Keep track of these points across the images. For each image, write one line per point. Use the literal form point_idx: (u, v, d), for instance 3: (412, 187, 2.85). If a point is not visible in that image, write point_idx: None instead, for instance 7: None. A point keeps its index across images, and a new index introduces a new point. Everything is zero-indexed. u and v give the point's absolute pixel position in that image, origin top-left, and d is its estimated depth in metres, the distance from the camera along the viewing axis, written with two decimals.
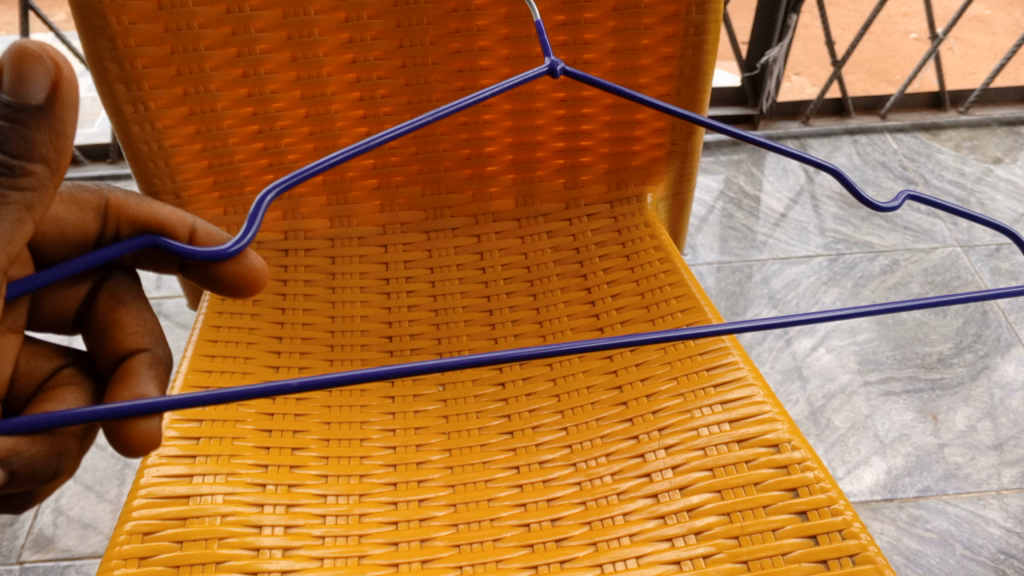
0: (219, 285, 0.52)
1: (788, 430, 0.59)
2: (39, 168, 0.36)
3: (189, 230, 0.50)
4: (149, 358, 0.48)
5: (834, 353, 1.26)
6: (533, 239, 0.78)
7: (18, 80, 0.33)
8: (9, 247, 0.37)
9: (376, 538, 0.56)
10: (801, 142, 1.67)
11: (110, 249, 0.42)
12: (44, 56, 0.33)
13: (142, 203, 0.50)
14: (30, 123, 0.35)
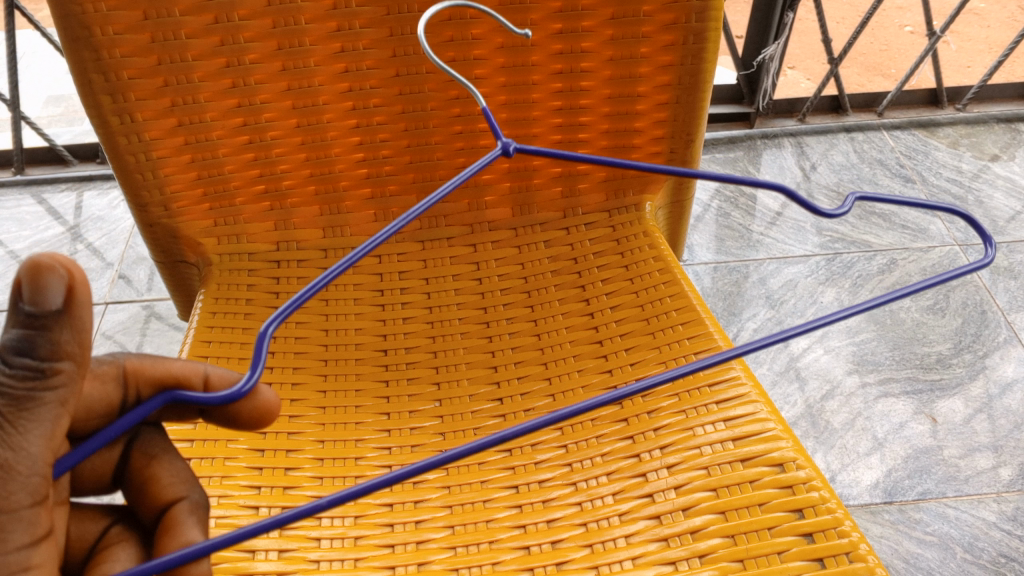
0: (235, 424, 0.48)
1: (793, 449, 0.58)
2: (66, 369, 0.35)
3: (203, 378, 0.48)
4: (189, 508, 0.45)
5: (832, 353, 1.25)
6: (530, 248, 0.76)
7: (35, 291, 0.33)
8: (51, 444, 0.36)
9: (373, 562, 0.55)
10: (797, 140, 1.66)
11: (132, 416, 0.41)
12: (56, 264, 0.33)
13: (156, 362, 0.47)
14: (51, 327, 0.34)
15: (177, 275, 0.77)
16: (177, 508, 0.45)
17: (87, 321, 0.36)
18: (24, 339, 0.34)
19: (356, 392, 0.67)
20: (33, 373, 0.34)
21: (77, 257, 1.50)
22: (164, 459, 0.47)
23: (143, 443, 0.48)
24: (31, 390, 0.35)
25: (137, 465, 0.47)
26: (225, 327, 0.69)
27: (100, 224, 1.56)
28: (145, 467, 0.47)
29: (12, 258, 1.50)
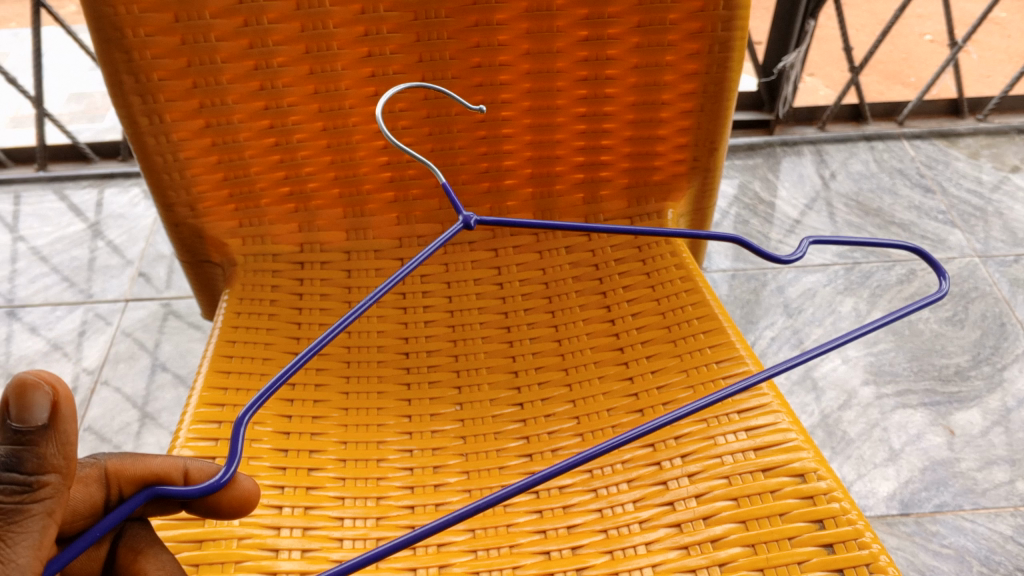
0: (219, 513, 0.46)
1: (814, 459, 0.58)
2: (53, 481, 0.34)
3: (183, 474, 0.44)
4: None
5: (849, 363, 1.25)
6: (551, 254, 0.76)
7: (21, 407, 0.33)
8: (38, 557, 0.35)
9: (395, 563, 0.55)
10: (817, 148, 1.66)
11: (109, 520, 0.38)
12: (43, 381, 0.33)
13: (136, 460, 0.43)
14: (38, 440, 0.34)
15: (202, 275, 0.78)
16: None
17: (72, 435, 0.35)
18: (10, 453, 0.33)
19: (378, 393, 0.67)
20: (20, 485, 0.34)
21: (98, 255, 1.51)
22: (149, 552, 0.43)
23: (127, 539, 0.44)
24: (16, 505, 0.34)
25: (121, 562, 0.43)
26: (250, 326, 0.69)
27: (121, 222, 1.58)
28: (130, 564, 0.43)
29: (34, 254, 1.52)
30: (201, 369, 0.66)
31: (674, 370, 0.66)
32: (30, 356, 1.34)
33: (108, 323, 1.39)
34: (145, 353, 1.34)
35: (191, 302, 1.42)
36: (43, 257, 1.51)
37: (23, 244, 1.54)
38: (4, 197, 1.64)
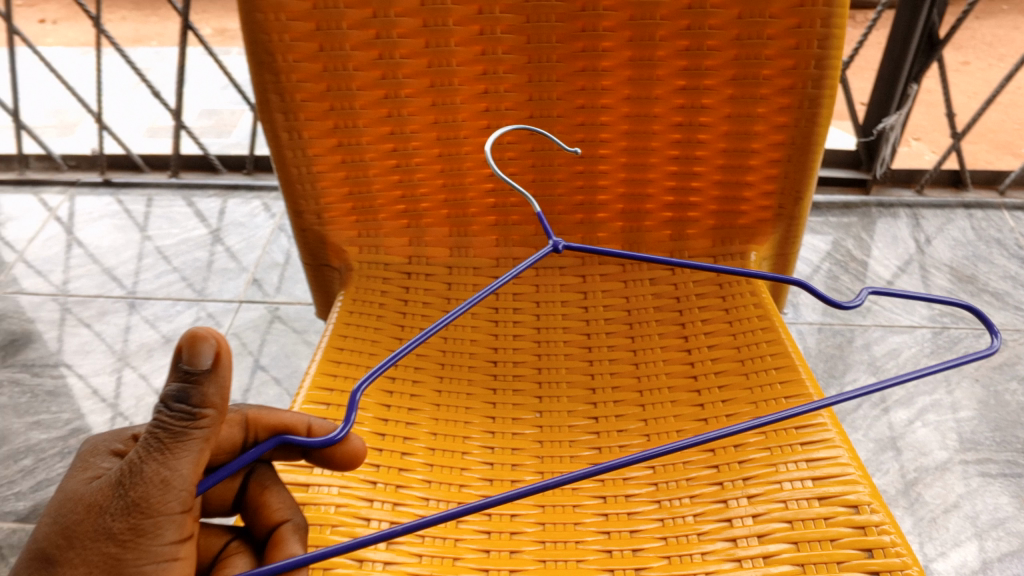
0: (331, 466, 0.53)
1: (869, 494, 0.61)
2: (211, 413, 0.41)
3: (307, 427, 0.52)
4: (293, 530, 0.50)
5: (930, 427, 1.25)
6: (636, 284, 0.82)
7: (191, 355, 0.40)
8: (195, 473, 0.41)
9: (470, 543, 0.61)
10: (913, 211, 1.66)
11: (249, 454, 0.45)
12: (208, 336, 0.40)
13: (271, 412, 0.52)
14: (202, 379, 0.40)
15: (320, 277, 0.86)
16: (282, 530, 0.50)
17: (229, 377, 0.41)
18: (179, 388, 0.40)
19: (466, 395, 0.73)
20: (185, 414, 0.40)
21: (217, 258, 1.64)
22: (273, 488, 0.51)
23: (258, 475, 0.52)
24: (182, 430, 0.40)
25: (250, 493, 0.51)
26: (359, 325, 0.77)
27: (240, 230, 1.71)
28: (257, 496, 0.51)
29: (160, 253, 1.66)
30: (315, 357, 0.74)
31: (744, 402, 0.70)
32: (149, 345, 1.46)
33: (221, 322, 1.50)
34: (250, 352, 1.45)
35: (298, 308, 1.53)
36: (167, 257, 1.65)
37: (150, 243, 1.68)
38: (138, 200, 1.80)
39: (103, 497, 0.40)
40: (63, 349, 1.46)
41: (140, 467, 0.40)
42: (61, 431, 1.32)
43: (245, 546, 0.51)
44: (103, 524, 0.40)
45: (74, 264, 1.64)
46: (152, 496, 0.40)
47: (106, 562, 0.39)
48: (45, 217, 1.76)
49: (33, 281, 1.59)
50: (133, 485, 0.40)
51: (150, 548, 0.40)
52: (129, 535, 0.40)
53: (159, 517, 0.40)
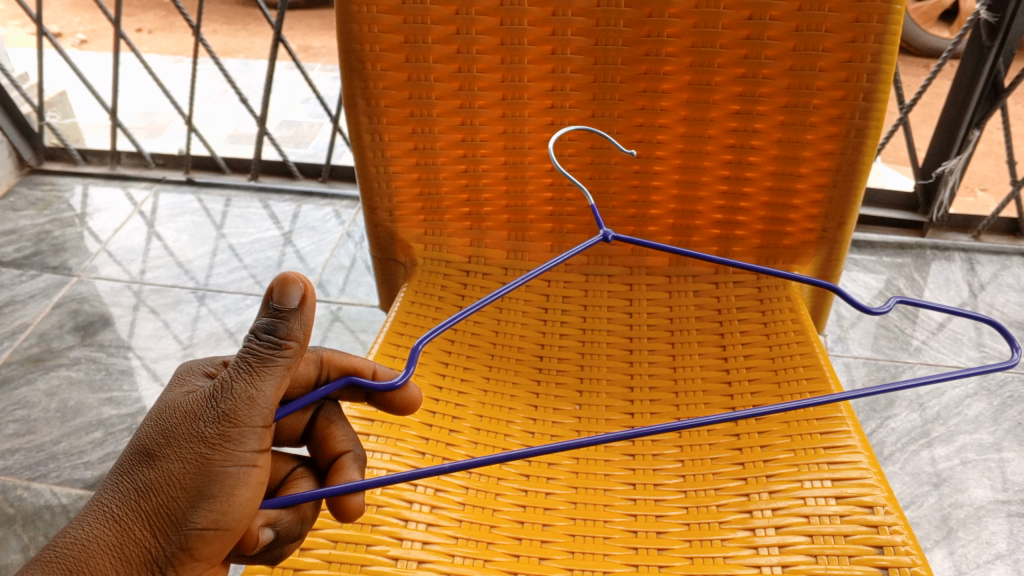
0: (389, 410, 0.59)
1: (885, 496, 0.63)
2: (293, 346, 0.46)
3: (372, 372, 0.59)
4: (352, 459, 0.56)
5: (969, 465, 1.26)
6: (680, 295, 0.87)
7: (280, 294, 0.45)
8: (275, 397, 0.46)
9: (506, 514, 0.66)
10: (968, 256, 1.67)
11: (319, 390, 0.51)
12: (298, 280, 0.45)
13: (343, 355, 0.58)
14: (288, 316, 0.45)
15: (386, 271, 0.93)
16: (344, 457, 0.56)
17: (310, 319, 0.46)
18: (269, 321, 0.45)
19: (512, 384, 0.79)
20: (272, 344, 0.45)
21: (286, 258, 1.73)
22: (338, 423, 0.58)
23: (326, 411, 0.58)
24: (268, 356, 0.45)
25: (317, 427, 0.58)
26: (418, 315, 0.84)
27: (311, 233, 1.80)
28: (323, 429, 0.57)
29: (232, 251, 1.76)
30: (377, 339, 0.81)
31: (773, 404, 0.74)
32: (215, 334, 1.55)
33: None
34: None
35: (359, 309, 1.60)
36: (239, 254, 1.75)
37: (225, 240, 1.79)
38: (217, 199, 1.91)
39: (198, 406, 0.46)
40: (135, 334, 1.55)
41: (232, 383, 0.45)
42: (130, 408, 1.41)
43: (311, 472, 0.57)
44: (197, 429, 0.45)
45: (153, 256, 1.74)
46: (240, 408, 0.45)
47: (197, 461, 0.44)
48: (130, 211, 1.88)
49: (114, 269, 1.71)
50: (225, 398, 0.45)
51: (235, 453, 0.45)
52: (218, 439, 0.45)
53: (244, 427, 0.45)
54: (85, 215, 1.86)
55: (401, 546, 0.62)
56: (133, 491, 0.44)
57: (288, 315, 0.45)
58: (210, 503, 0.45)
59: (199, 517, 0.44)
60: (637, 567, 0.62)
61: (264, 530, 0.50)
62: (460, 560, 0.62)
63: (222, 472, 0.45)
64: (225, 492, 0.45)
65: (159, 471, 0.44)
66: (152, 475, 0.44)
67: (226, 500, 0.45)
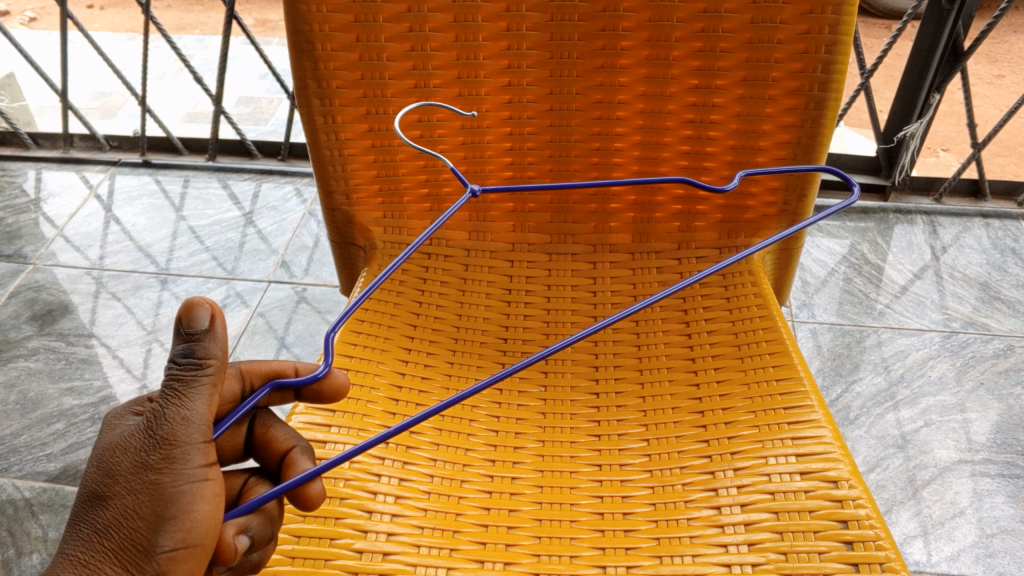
0: (320, 400, 0.59)
1: (849, 470, 0.63)
2: (215, 363, 0.45)
3: (294, 369, 0.58)
4: (301, 451, 0.55)
5: (933, 426, 1.28)
6: (643, 272, 0.86)
7: (189, 320, 0.44)
8: (210, 414, 0.45)
9: (472, 500, 0.65)
10: (930, 218, 1.68)
11: (252, 399, 0.52)
12: (202, 302, 0.45)
13: (261, 360, 0.57)
14: (202, 336, 0.45)
15: (346, 255, 0.92)
16: (291, 453, 0.55)
17: (224, 335, 0.46)
18: (184, 346, 0.45)
19: (477, 367, 0.78)
20: (192, 365, 0.45)
21: (248, 240, 1.70)
22: (276, 424, 0.57)
23: (260, 417, 0.57)
24: (192, 377, 0.44)
25: (257, 434, 0.57)
26: (379, 300, 0.82)
27: (272, 213, 1.77)
28: (264, 434, 0.56)
29: (193, 233, 1.72)
30: None
31: (735, 370, 0.73)
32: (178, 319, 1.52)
33: (248, 301, 1.55)
34: (275, 331, 1.49)
35: (324, 290, 1.58)
36: (200, 237, 1.71)
37: (185, 223, 1.75)
38: (175, 180, 1.87)
39: (134, 438, 0.44)
40: (96, 321, 1.52)
41: (162, 410, 0.44)
42: (92, 398, 1.38)
43: (264, 478, 0.56)
44: (139, 459, 0.44)
45: (111, 240, 1.71)
46: (177, 430, 0.44)
47: (147, 489, 0.43)
48: (85, 194, 1.83)
49: (71, 256, 1.67)
50: (160, 425, 0.44)
51: (184, 472, 0.44)
52: (163, 464, 0.44)
53: (186, 446, 0.44)
54: (39, 201, 1.81)
55: (365, 539, 0.62)
56: (92, 535, 0.43)
57: (201, 336, 0.44)
58: (173, 524, 0.43)
59: (166, 540, 0.43)
60: (604, 550, 0.62)
61: (240, 538, 0.49)
62: (426, 550, 0.61)
63: (175, 492, 0.44)
64: (184, 511, 0.44)
65: (113, 509, 0.43)
66: (108, 515, 0.43)
67: (187, 518, 0.44)
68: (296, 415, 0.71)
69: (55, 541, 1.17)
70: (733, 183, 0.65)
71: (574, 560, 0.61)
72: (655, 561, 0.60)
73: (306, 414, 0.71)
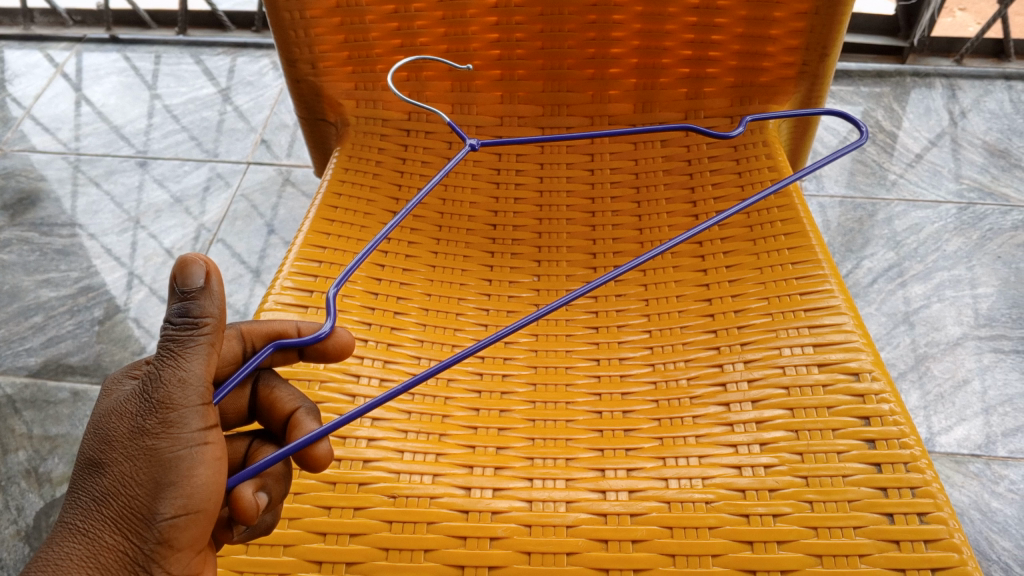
0: (325, 359, 0.53)
1: (872, 361, 0.57)
2: (211, 322, 0.39)
3: (297, 328, 0.52)
4: (308, 412, 0.50)
5: (945, 303, 1.23)
6: (646, 146, 0.77)
7: (183, 276, 0.38)
8: (208, 373, 0.40)
9: (460, 402, 0.60)
10: (950, 81, 1.57)
11: (254, 360, 0.47)
12: (200, 259, 0.39)
13: (263, 321, 0.51)
14: (197, 297, 0.38)
15: (317, 132, 0.85)
16: (297, 414, 0.49)
17: (224, 294, 0.40)
18: (178, 306, 0.38)
19: (463, 257, 0.71)
20: (188, 325, 0.39)
21: (226, 118, 1.60)
22: (280, 385, 0.51)
23: (264, 378, 0.51)
24: (188, 336, 0.39)
25: (260, 395, 0.51)
26: (355, 183, 0.75)
27: (248, 89, 1.66)
28: (267, 396, 0.51)
29: (168, 112, 1.62)
30: (309, 215, 0.72)
31: (747, 253, 0.66)
32: (158, 205, 1.44)
33: (229, 184, 1.47)
34: (260, 215, 1.42)
35: (306, 171, 1.48)
36: (176, 116, 1.61)
37: (159, 101, 1.65)
38: (146, 56, 1.75)
39: (131, 401, 0.39)
40: (73, 209, 1.44)
41: (156, 371, 0.38)
42: (70, 289, 1.32)
43: (270, 441, 0.51)
44: (134, 424, 0.38)
45: (83, 121, 1.61)
46: (173, 392, 0.38)
47: (144, 455, 0.38)
48: (52, 73, 1.72)
49: (43, 139, 1.57)
50: (154, 386, 0.38)
51: (182, 436, 0.38)
52: (159, 428, 0.38)
53: (183, 408, 0.38)
54: (5, 81, 1.71)
55: (345, 445, 0.56)
56: (90, 503, 0.38)
57: (192, 295, 0.38)
58: (172, 490, 0.38)
59: (166, 508, 0.38)
60: (603, 452, 0.57)
61: (259, 495, 0.43)
62: (410, 456, 0.56)
63: (174, 458, 0.38)
64: (185, 476, 0.38)
65: (111, 477, 0.38)
66: (105, 482, 0.38)
67: (188, 484, 0.38)
68: (264, 314, 0.64)
69: (41, 438, 1.13)
70: (740, 129, 0.64)
71: (570, 463, 0.56)
72: (658, 463, 0.55)
73: (277, 311, 0.65)
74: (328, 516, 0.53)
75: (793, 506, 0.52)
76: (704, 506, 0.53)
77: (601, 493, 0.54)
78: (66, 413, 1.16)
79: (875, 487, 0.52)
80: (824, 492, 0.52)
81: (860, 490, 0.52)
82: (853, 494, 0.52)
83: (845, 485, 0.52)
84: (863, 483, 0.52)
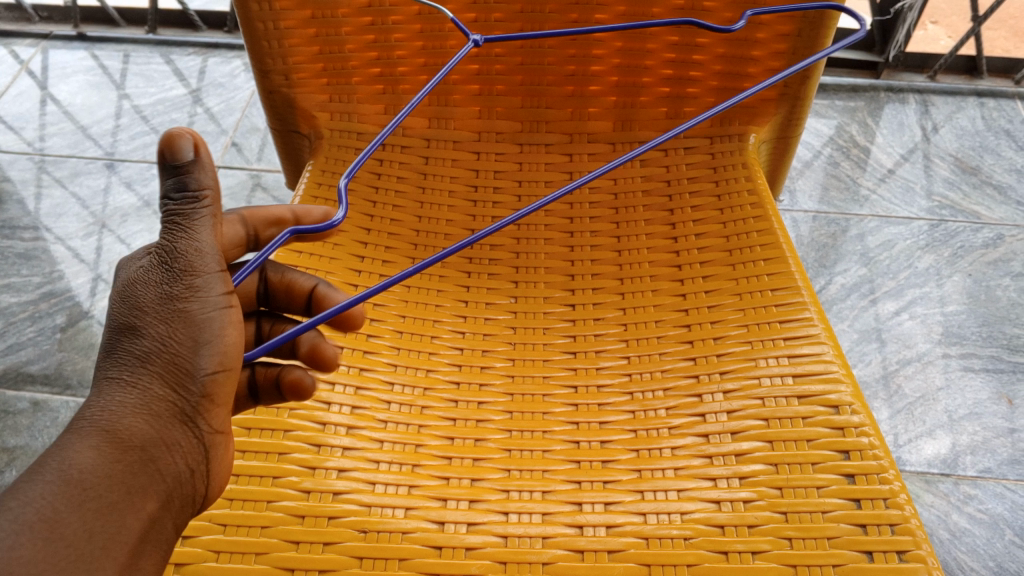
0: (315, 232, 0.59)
1: (851, 394, 0.57)
2: (210, 194, 0.41)
3: (296, 212, 0.57)
4: (326, 285, 0.57)
5: (917, 320, 1.23)
6: (626, 165, 0.76)
7: (177, 148, 0.39)
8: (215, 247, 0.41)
9: (435, 430, 0.58)
10: (923, 97, 1.58)
11: (274, 243, 0.48)
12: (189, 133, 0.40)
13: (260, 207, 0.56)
14: (195, 170, 0.40)
15: (290, 143, 0.83)
16: (317, 289, 0.56)
17: (214, 166, 0.41)
18: (175, 181, 0.39)
19: (439, 278, 0.70)
20: (190, 198, 0.40)
21: (196, 120, 1.57)
22: (288, 268, 0.57)
23: (270, 264, 0.57)
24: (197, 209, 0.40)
25: (271, 279, 0.56)
26: (328, 199, 0.73)
27: (220, 90, 1.63)
28: (278, 278, 0.56)
29: (136, 113, 1.59)
30: None
31: (726, 278, 0.65)
32: (125, 207, 1.41)
33: None
34: None
35: (278, 177, 1.46)
36: (144, 116, 1.58)
37: (127, 101, 1.61)
38: (114, 55, 1.71)
39: (147, 271, 0.39)
40: (36, 210, 1.41)
41: (170, 243, 0.39)
42: (33, 295, 1.28)
43: (279, 318, 0.57)
44: (159, 290, 0.39)
45: (49, 120, 1.57)
46: (194, 261, 0.39)
47: (179, 316, 0.39)
48: (16, 70, 1.68)
49: (6, 137, 1.53)
50: (173, 257, 0.39)
51: (209, 300, 0.40)
52: (187, 292, 0.39)
53: (206, 274, 0.40)
54: None
55: (314, 476, 0.55)
56: (128, 369, 0.38)
57: (188, 167, 0.39)
58: (211, 347, 0.39)
59: (208, 362, 0.39)
60: (580, 484, 0.55)
61: None
62: (383, 488, 0.55)
63: (207, 318, 0.39)
64: (219, 334, 0.40)
65: (146, 341, 0.38)
66: (142, 346, 0.38)
67: (223, 340, 0.40)
68: None
69: None
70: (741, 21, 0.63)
71: (546, 495, 0.55)
72: (636, 496, 0.54)
73: None
74: (297, 551, 0.52)
75: (772, 543, 0.51)
76: (682, 543, 0.52)
77: (578, 528, 0.53)
78: (26, 423, 1.13)
79: (855, 525, 0.51)
80: (804, 529, 0.51)
81: (839, 528, 0.51)
82: (832, 532, 0.51)
83: (824, 522, 0.51)
84: (842, 520, 0.51)
